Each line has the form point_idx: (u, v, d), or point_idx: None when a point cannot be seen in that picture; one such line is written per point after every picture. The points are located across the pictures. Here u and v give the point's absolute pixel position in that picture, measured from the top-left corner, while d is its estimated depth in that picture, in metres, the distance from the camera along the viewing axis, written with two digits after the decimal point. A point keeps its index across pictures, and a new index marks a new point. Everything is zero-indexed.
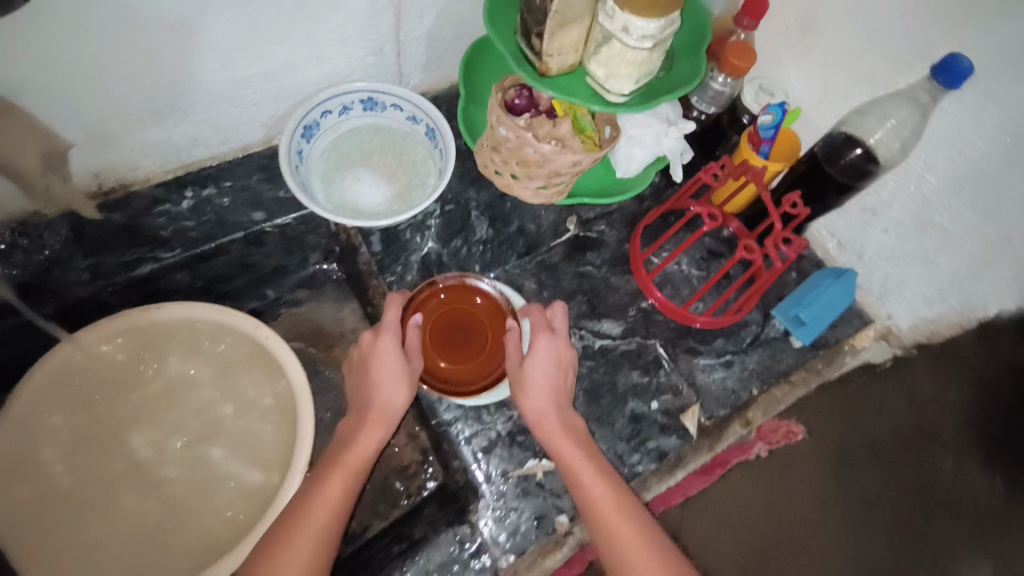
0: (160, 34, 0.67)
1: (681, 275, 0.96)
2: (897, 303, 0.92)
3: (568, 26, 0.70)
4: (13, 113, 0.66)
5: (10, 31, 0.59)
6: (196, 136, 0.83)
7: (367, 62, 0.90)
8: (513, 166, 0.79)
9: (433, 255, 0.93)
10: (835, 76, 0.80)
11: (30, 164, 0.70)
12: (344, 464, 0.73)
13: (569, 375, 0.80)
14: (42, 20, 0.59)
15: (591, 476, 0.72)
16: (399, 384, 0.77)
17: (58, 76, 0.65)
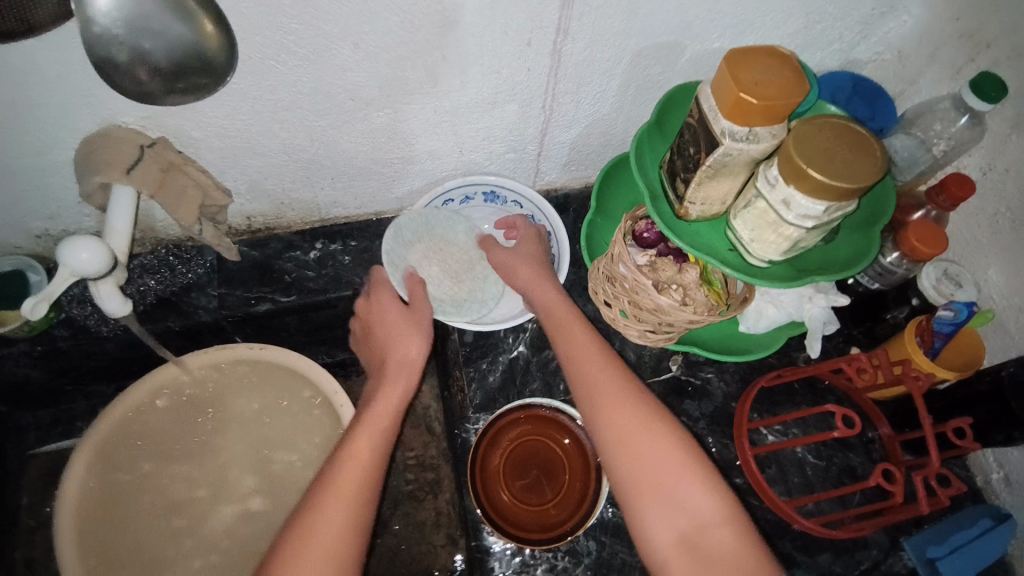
0: (328, 118, 0.73)
1: (794, 462, 0.82)
2: None
3: (720, 179, 0.65)
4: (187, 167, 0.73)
5: (207, 104, 0.67)
6: (336, 200, 0.91)
7: (505, 158, 0.91)
8: (624, 303, 0.74)
9: (521, 361, 0.88)
10: None
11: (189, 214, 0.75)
12: (371, 427, 0.68)
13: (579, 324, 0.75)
14: (233, 99, 0.67)
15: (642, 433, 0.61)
16: (417, 345, 0.79)
17: (231, 141, 0.73)
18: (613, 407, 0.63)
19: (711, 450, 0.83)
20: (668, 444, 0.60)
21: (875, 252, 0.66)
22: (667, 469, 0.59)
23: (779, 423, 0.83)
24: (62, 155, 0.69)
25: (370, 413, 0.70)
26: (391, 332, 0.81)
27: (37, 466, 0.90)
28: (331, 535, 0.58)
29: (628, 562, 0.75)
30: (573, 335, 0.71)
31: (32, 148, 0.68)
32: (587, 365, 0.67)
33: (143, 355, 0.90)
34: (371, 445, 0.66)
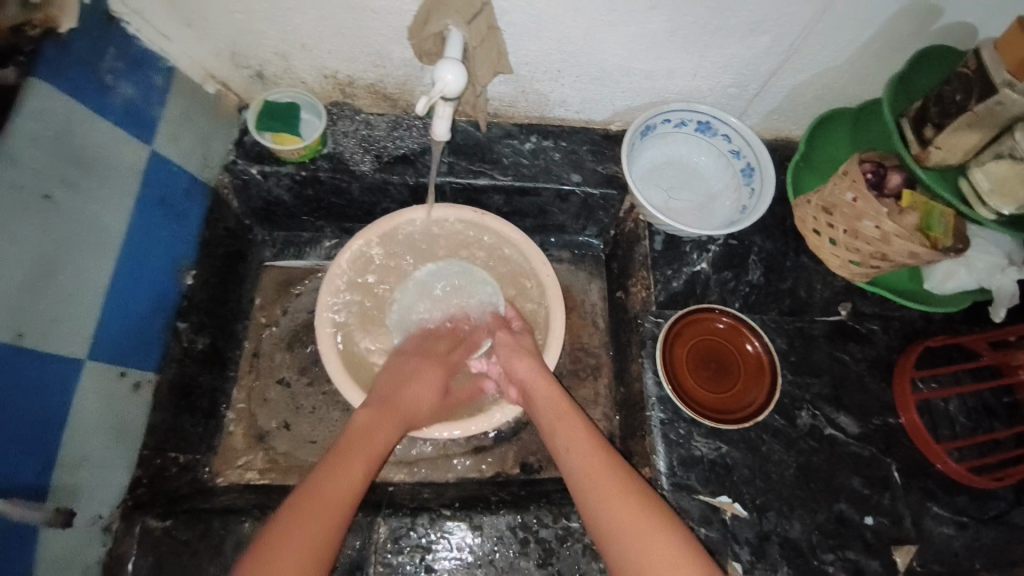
0: (611, 16, 0.80)
1: (945, 414, 0.90)
2: None
3: (974, 130, 0.73)
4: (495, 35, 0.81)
5: None
6: (566, 99, 0.99)
7: (726, 92, 0.97)
8: (838, 232, 0.85)
9: (703, 275, 0.97)
10: None
11: (481, 75, 0.85)
12: (368, 446, 0.76)
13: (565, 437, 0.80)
14: None
15: (611, 492, 0.72)
16: (423, 390, 0.86)
17: (521, 20, 0.81)
18: (585, 458, 0.76)
19: (870, 391, 0.91)
20: (625, 500, 0.70)
21: None
22: (620, 515, 0.69)
23: (934, 376, 0.92)
24: (376, 2, 0.78)
25: (367, 437, 0.77)
26: (409, 373, 0.87)
27: (270, 276, 1.05)
28: (333, 500, 0.68)
29: (782, 459, 0.85)
30: (573, 431, 0.80)
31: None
32: (571, 460, 0.77)
33: (372, 200, 1.04)
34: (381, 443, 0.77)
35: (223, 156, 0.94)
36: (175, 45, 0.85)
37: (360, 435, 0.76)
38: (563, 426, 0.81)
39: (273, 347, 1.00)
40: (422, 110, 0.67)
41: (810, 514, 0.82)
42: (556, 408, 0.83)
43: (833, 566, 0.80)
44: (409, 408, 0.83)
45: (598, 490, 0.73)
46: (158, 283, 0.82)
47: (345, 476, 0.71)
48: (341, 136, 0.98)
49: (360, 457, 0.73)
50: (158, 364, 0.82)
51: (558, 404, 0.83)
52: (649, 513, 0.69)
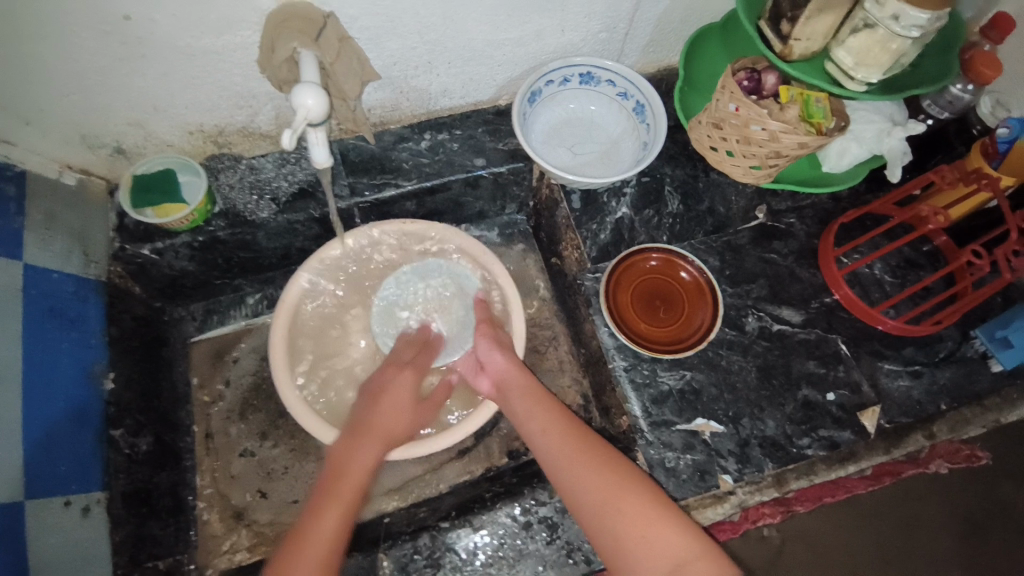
0: None
1: (872, 279, 0.96)
2: None
3: (826, 12, 0.75)
4: (349, 44, 0.78)
5: None
6: (447, 87, 0.97)
7: (597, 38, 0.97)
8: (733, 142, 0.87)
9: (626, 220, 0.99)
10: None
11: (350, 87, 0.82)
12: (351, 469, 0.74)
13: (538, 428, 0.78)
14: None
15: (585, 482, 0.71)
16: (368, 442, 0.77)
17: (368, 21, 0.77)
18: (564, 457, 0.74)
19: (801, 279, 0.96)
20: (614, 480, 0.70)
21: (955, 71, 0.80)
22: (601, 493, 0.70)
23: (855, 249, 0.98)
24: (216, 43, 0.74)
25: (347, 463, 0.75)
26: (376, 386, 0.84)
27: (201, 350, 1.00)
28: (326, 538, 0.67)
29: (743, 367, 0.89)
30: (548, 427, 0.78)
31: (199, 29, 0.71)
32: (556, 457, 0.74)
33: (283, 243, 1.00)
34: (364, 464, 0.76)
35: (108, 246, 0.88)
36: (22, 146, 0.79)
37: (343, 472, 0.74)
38: (541, 415, 0.79)
39: (225, 421, 0.96)
40: (287, 143, 0.64)
41: (780, 408, 0.87)
42: (533, 397, 0.81)
43: (812, 448, 0.84)
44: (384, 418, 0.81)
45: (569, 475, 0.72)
46: (77, 398, 0.77)
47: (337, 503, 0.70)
48: (228, 189, 0.92)
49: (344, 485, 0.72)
50: (103, 481, 0.78)
51: (533, 389, 0.83)
52: (629, 490, 0.70)
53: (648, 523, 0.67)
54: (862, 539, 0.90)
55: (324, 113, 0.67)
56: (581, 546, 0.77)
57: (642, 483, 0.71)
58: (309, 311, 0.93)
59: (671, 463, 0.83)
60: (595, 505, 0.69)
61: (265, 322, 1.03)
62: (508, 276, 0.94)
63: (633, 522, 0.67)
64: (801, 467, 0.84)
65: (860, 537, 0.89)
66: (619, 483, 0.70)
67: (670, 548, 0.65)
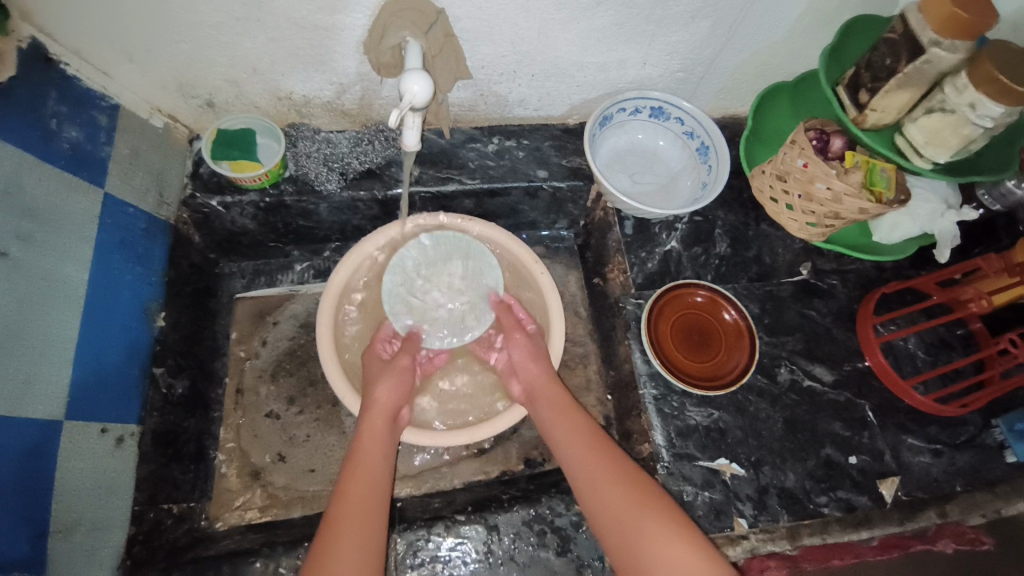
0: (560, 14, 0.82)
1: (906, 352, 0.98)
2: None
3: (906, 89, 0.78)
4: (451, 43, 0.82)
5: None
6: (524, 98, 1.01)
7: (674, 76, 1.01)
8: (794, 196, 0.90)
9: (674, 253, 1.02)
10: None
11: (440, 82, 0.86)
12: (371, 451, 0.77)
13: (565, 434, 0.81)
14: None
15: (608, 495, 0.73)
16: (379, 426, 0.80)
17: (469, 24, 0.81)
18: (585, 470, 0.76)
19: (837, 340, 0.98)
20: (632, 493, 0.72)
21: (1014, 166, 0.84)
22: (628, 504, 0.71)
23: (892, 320, 1.00)
24: (327, 20, 0.77)
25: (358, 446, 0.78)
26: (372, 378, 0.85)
27: (245, 306, 1.03)
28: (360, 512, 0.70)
29: (770, 415, 0.90)
30: (571, 440, 0.80)
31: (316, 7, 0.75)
32: (578, 469, 0.77)
33: (340, 219, 1.02)
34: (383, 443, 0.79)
35: (180, 191, 0.91)
36: (117, 81, 0.82)
37: (358, 451, 0.77)
38: (567, 426, 0.82)
39: (256, 380, 0.98)
40: (391, 123, 0.69)
41: (801, 463, 0.88)
42: (559, 406, 0.84)
43: (828, 507, 0.85)
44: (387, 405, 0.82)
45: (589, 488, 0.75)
46: (129, 330, 0.80)
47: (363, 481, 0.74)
48: (303, 158, 0.95)
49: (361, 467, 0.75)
50: (138, 415, 0.80)
51: (562, 399, 0.85)
52: (647, 503, 0.71)
53: (667, 535, 0.67)
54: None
55: (425, 101, 0.70)
56: (592, 562, 0.78)
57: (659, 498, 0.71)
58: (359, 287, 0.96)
59: (687, 497, 0.84)
60: (617, 518, 0.71)
61: (310, 290, 1.06)
62: (554, 285, 0.96)
63: (652, 533, 0.68)
64: (814, 523, 0.85)
65: None
66: (636, 498, 0.71)
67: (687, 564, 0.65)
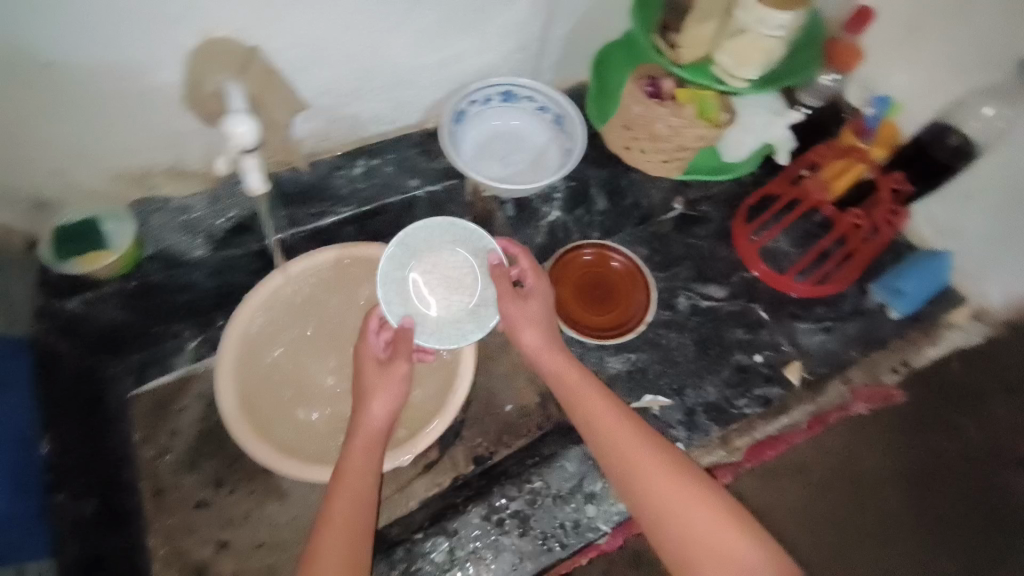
0: (377, 21, 0.81)
1: (781, 251, 1.07)
2: (993, 282, 0.96)
3: (704, 22, 0.85)
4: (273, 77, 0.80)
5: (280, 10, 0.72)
6: (377, 113, 0.99)
7: (515, 58, 1.03)
8: (644, 141, 0.97)
9: (560, 221, 1.07)
10: (956, 67, 0.88)
11: (276, 117, 0.83)
12: (357, 470, 0.73)
13: (581, 379, 0.78)
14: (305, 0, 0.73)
15: (630, 440, 0.71)
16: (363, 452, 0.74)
17: (294, 53, 0.79)
18: (610, 425, 0.73)
19: (722, 258, 1.06)
20: (660, 452, 0.70)
21: (814, 67, 0.89)
22: (646, 463, 0.69)
23: (763, 226, 1.08)
24: (134, 81, 0.73)
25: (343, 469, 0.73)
26: (363, 388, 0.79)
27: (144, 403, 1.01)
28: (345, 532, 0.67)
29: (680, 341, 0.97)
30: (588, 388, 0.77)
31: (112, 72, 0.71)
32: (598, 414, 0.74)
33: (221, 282, 1.01)
34: (365, 461, 0.74)
35: (31, 302, 0.84)
36: None
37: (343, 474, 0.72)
38: (580, 387, 0.77)
39: (175, 475, 0.97)
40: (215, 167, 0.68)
41: (716, 374, 0.95)
42: (562, 358, 0.80)
43: (749, 407, 0.93)
44: (372, 429, 0.77)
45: (610, 437, 0.72)
46: (15, 462, 0.75)
47: (351, 499, 0.70)
48: (159, 232, 0.91)
49: (349, 485, 0.71)
50: (50, 548, 0.76)
51: (571, 355, 0.81)
52: (677, 463, 0.69)
53: (683, 488, 0.67)
54: (823, 502, 0.90)
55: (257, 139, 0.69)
56: (555, 532, 0.83)
57: (674, 453, 0.71)
58: (257, 341, 0.95)
59: None
60: (646, 464, 0.69)
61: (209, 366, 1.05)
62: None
63: (679, 484, 0.67)
64: (740, 424, 0.93)
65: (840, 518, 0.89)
66: (663, 454, 0.70)
67: (699, 511, 0.65)
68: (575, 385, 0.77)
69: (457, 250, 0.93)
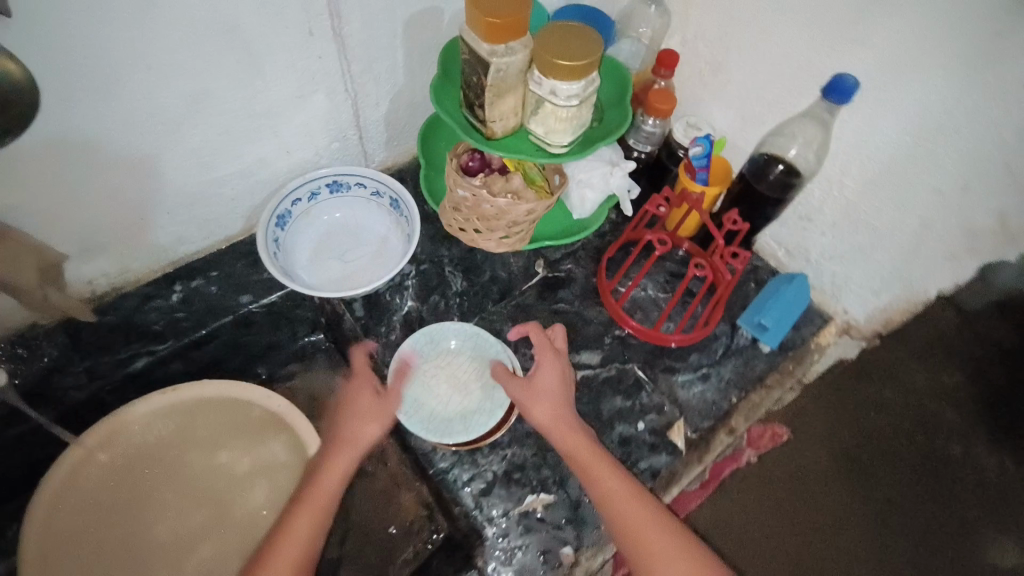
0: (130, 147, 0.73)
1: (649, 299, 1.02)
2: (850, 298, 0.96)
3: (505, 96, 0.78)
4: (11, 238, 0.70)
5: (7, 168, 0.66)
6: (182, 235, 0.89)
7: (332, 148, 0.96)
8: (475, 222, 0.89)
9: (414, 313, 0.98)
10: (755, 102, 0.89)
11: (29, 280, 0.73)
12: (327, 495, 0.75)
13: (569, 393, 0.83)
14: (35, 151, 0.67)
15: (599, 464, 0.77)
16: (345, 468, 0.77)
17: (49, 198, 0.71)
18: (568, 436, 0.78)
19: (590, 319, 1.00)
20: (609, 467, 0.76)
21: (628, 117, 0.85)
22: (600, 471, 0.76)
23: (626, 275, 1.03)
24: None
25: (316, 482, 0.76)
26: (351, 403, 0.82)
27: None
28: (293, 563, 0.70)
29: None
30: (546, 402, 0.81)
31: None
32: (557, 429, 0.79)
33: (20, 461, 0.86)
34: (332, 493, 0.76)
35: None
36: None
37: (312, 490, 0.75)
38: (544, 404, 0.81)
39: None
40: None
41: None
42: (558, 375, 0.82)
43: None
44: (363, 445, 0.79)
45: (575, 450, 0.78)
46: None
47: (307, 524, 0.73)
48: None
49: (314, 510, 0.74)
50: None
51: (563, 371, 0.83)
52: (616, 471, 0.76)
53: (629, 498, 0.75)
54: (757, 514, 1.01)
55: None
56: None
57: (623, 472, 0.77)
58: (60, 534, 0.77)
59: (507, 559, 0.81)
60: (601, 474, 0.76)
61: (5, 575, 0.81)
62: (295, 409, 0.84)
63: (623, 497, 0.74)
64: None
65: (768, 521, 1.00)
66: (614, 468, 0.77)
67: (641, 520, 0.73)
68: (536, 397, 0.81)
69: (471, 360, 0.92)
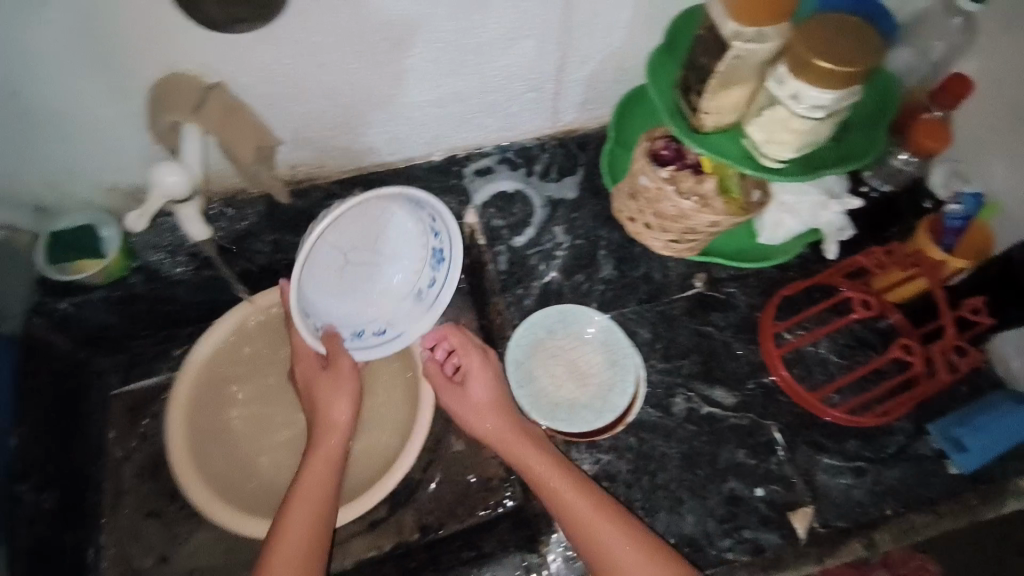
0: (344, 54, 0.75)
1: (817, 359, 0.87)
2: None
3: (731, 87, 0.68)
4: (238, 112, 0.75)
5: (242, 50, 0.71)
6: (371, 146, 0.93)
7: (525, 98, 0.91)
8: (649, 216, 0.82)
9: (554, 285, 0.94)
10: None
11: (244, 154, 0.77)
12: (327, 434, 0.84)
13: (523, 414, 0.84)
14: (267, 38, 0.70)
15: (577, 497, 0.76)
16: (343, 407, 0.85)
17: (268, 89, 0.77)
18: (546, 481, 0.77)
19: (739, 355, 0.88)
20: (592, 503, 0.75)
21: (881, 145, 0.71)
22: (579, 513, 0.75)
23: (800, 324, 0.89)
24: (113, 111, 0.75)
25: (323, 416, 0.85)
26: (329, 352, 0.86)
27: (119, 404, 1.00)
28: (314, 501, 0.78)
29: (664, 454, 0.83)
30: (527, 442, 0.81)
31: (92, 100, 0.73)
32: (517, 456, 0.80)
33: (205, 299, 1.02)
34: (338, 431, 0.85)
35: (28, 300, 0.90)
36: None
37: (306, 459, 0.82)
38: (484, 417, 0.84)
39: (135, 479, 0.97)
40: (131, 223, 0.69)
41: (700, 502, 0.80)
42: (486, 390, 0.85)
43: (732, 552, 0.77)
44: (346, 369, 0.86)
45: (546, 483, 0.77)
46: None
47: (314, 486, 0.79)
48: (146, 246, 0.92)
49: (318, 462, 0.82)
50: None
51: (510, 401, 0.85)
52: (602, 510, 0.74)
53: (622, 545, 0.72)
54: None
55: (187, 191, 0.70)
56: None
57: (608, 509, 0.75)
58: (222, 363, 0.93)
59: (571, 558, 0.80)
60: (582, 513, 0.75)
61: None
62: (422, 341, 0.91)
63: (611, 540, 0.73)
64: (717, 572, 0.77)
65: None
66: (597, 505, 0.75)
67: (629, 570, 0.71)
68: (482, 415, 0.84)
69: (598, 358, 0.88)
